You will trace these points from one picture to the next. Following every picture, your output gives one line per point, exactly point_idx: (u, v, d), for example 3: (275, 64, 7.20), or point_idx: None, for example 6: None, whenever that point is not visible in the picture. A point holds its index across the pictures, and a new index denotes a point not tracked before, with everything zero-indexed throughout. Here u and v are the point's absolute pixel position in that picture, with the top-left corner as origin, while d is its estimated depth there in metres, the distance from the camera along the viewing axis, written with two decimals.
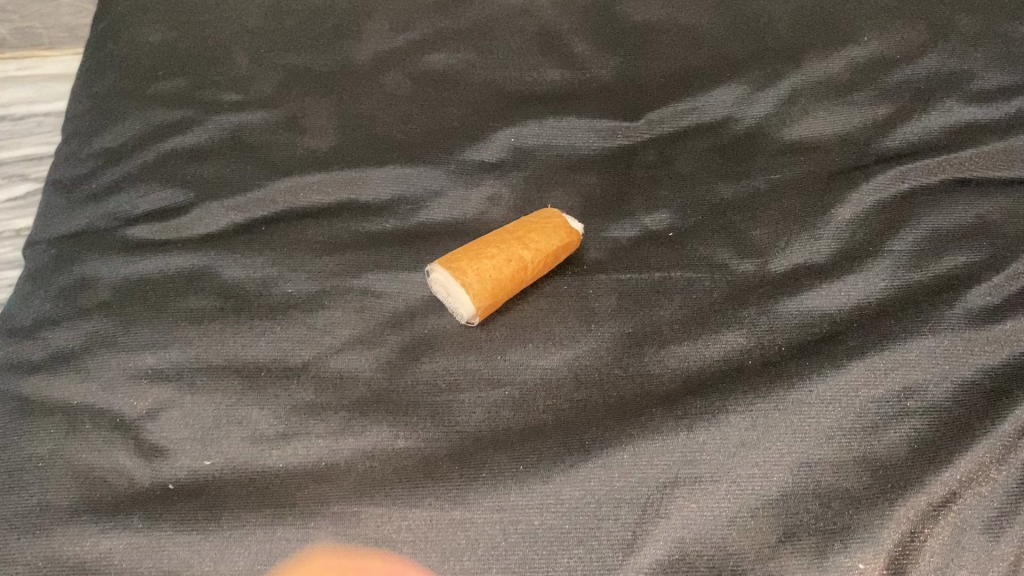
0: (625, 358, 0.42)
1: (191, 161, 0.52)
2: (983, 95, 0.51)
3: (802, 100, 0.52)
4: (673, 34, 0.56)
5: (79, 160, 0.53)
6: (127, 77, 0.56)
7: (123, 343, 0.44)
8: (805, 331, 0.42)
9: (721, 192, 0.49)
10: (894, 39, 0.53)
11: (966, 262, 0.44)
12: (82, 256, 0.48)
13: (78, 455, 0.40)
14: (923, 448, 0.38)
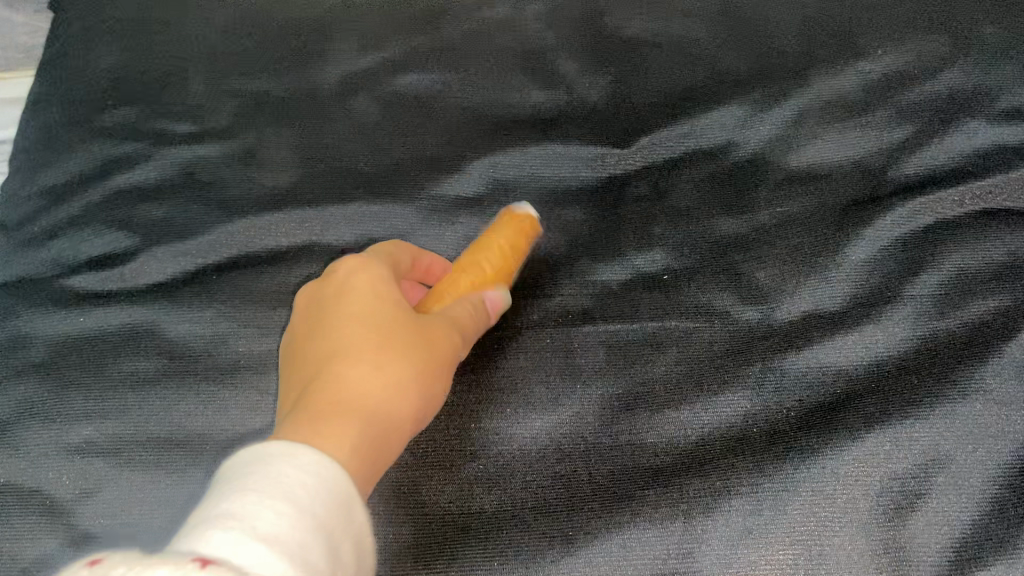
0: (615, 425, 0.37)
1: (139, 200, 0.47)
2: (1011, 114, 0.46)
3: (810, 122, 0.47)
4: (667, 48, 0.51)
5: (18, 197, 0.49)
6: (73, 106, 0.51)
7: (55, 412, 0.40)
8: (817, 391, 0.38)
9: (722, 227, 0.44)
10: (910, 51, 0.48)
11: (1000, 307, 0.39)
12: (15, 308, 0.44)
13: (1, 544, 0.36)
14: (955, 536, 0.33)
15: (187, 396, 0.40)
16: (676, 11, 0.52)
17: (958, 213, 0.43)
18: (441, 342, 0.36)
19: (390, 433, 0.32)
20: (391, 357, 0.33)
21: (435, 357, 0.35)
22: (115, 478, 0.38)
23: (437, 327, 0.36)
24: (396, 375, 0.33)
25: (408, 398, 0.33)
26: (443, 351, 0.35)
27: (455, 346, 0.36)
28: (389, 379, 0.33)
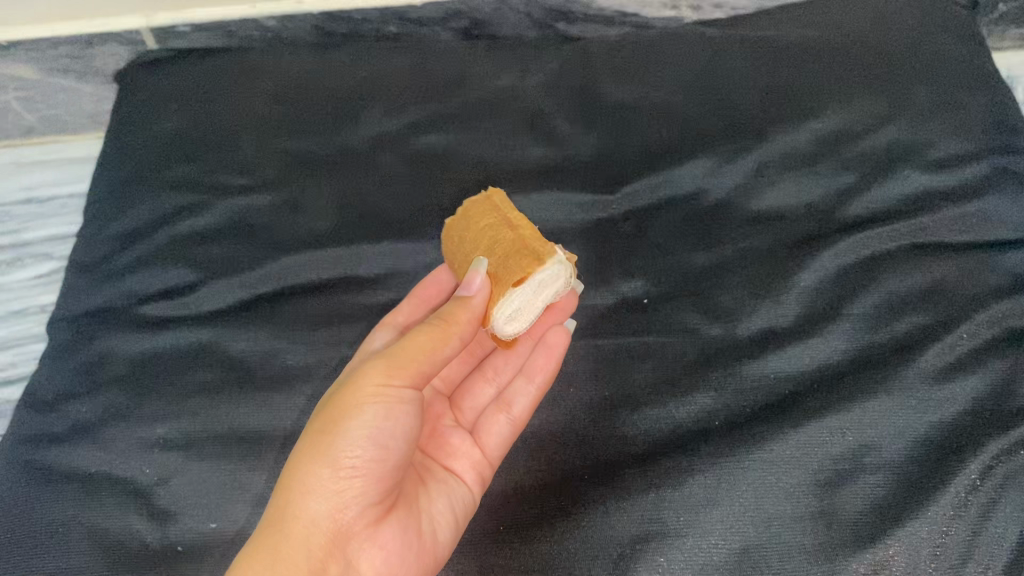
0: (601, 421, 0.45)
1: (201, 242, 0.56)
2: (939, 163, 0.54)
3: (768, 171, 0.55)
4: (649, 110, 0.59)
5: (99, 242, 0.58)
6: (145, 166, 0.61)
7: (136, 415, 0.48)
8: (769, 391, 0.45)
9: (693, 260, 0.52)
10: (855, 112, 0.57)
11: (923, 323, 0.47)
12: (101, 332, 0.52)
13: (96, 520, 0.45)
14: (878, 504, 0.41)
15: (243, 399, 0.48)
16: (657, 78, 0.61)
17: (892, 245, 0.51)
18: (359, 400, 0.39)
19: (315, 514, 0.38)
20: (310, 442, 0.39)
21: (343, 424, 0.39)
22: (186, 467, 0.46)
23: (355, 385, 0.39)
24: (305, 464, 0.38)
25: (326, 477, 0.38)
26: (351, 411, 0.39)
27: (373, 394, 0.39)
28: (308, 462, 0.38)
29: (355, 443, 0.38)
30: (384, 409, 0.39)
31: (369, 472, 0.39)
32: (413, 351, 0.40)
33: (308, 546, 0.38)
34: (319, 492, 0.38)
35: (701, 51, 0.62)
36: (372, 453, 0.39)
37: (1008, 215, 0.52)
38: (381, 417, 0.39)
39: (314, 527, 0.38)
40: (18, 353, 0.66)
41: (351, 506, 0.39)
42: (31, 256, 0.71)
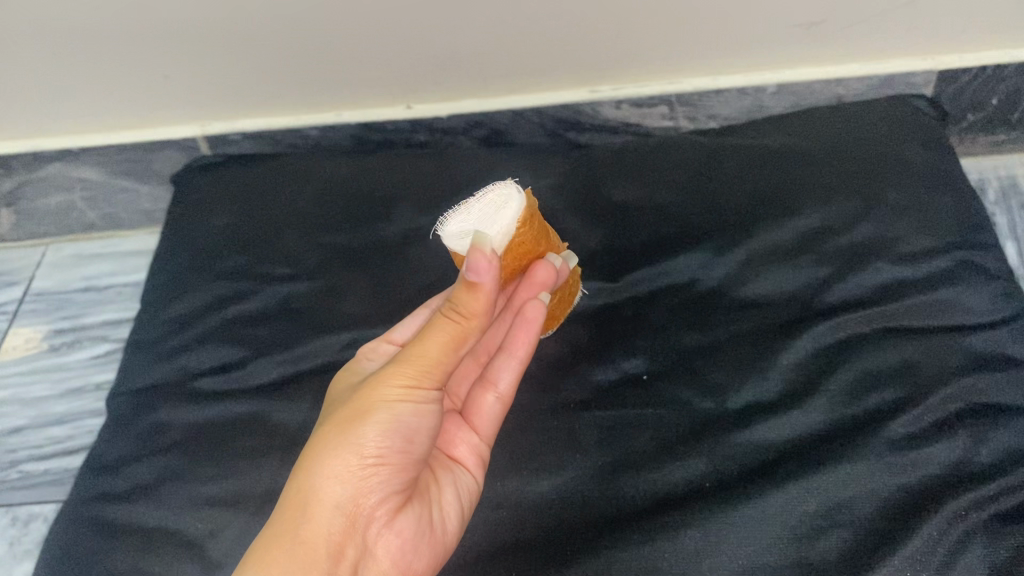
0: (604, 483, 0.51)
1: (249, 323, 0.63)
2: (910, 256, 0.60)
3: (755, 263, 0.62)
4: (649, 209, 0.67)
5: (157, 324, 0.65)
6: (199, 257, 0.68)
7: (190, 476, 0.54)
8: (754, 456, 0.51)
9: (688, 341, 0.58)
10: (832, 210, 0.64)
11: (893, 397, 0.53)
12: (159, 403, 0.59)
13: (154, 568, 0.50)
14: (850, 556, 0.46)
15: (286, 462, 0.54)
16: (657, 180, 0.68)
17: (866, 327, 0.57)
18: (387, 394, 0.44)
19: (340, 500, 0.43)
20: (332, 433, 0.44)
21: (367, 416, 0.44)
22: (233, 521, 0.51)
23: (383, 381, 0.44)
24: (328, 454, 0.44)
25: (352, 465, 0.44)
26: (376, 405, 0.44)
27: (400, 393, 0.44)
28: (332, 450, 0.44)
29: (380, 432, 0.44)
30: (409, 405, 0.45)
31: (387, 462, 0.44)
32: (433, 353, 0.44)
33: (330, 531, 0.43)
34: (339, 480, 0.44)
35: (696, 156, 0.69)
36: (393, 443, 0.45)
37: (972, 303, 0.57)
38: (405, 411, 0.45)
39: (337, 511, 0.43)
40: (74, 426, 0.73)
41: (373, 493, 0.44)
42: (92, 338, 0.79)
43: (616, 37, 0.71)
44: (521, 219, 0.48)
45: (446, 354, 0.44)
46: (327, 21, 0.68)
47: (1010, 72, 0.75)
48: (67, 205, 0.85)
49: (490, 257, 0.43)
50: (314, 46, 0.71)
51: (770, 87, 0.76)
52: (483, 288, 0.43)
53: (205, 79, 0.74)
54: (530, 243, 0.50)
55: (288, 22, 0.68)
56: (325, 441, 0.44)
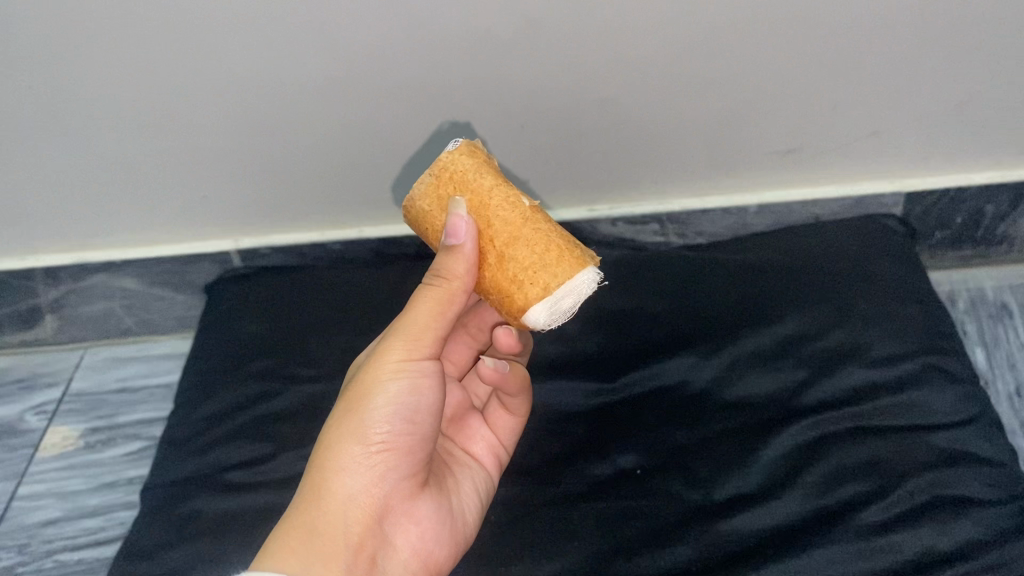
0: (601, 568, 0.56)
1: (276, 421, 0.69)
2: (879, 360, 0.66)
3: (738, 366, 0.68)
4: (642, 317, 0.73)
5: (191, 421, 0.70)
6: (230, 359, 0.74)
7: (221, 561, 0.59)
8: (738, 544, 0.56)
9: (677, 437, 0.63)
10: (808, 318, 0.70)
11: (862, 489, 0.58)
12: (193, 494, 0.64)
13: None
14: None
15: None
16: (649, 291, 0.75)
17: (839, 426, 0.62)
18: (384, 375, 0.47)
19: (353, 489, 0.47)
20: (340, 422, 0.48)
21: (369, 399, 0.47)
22: None
23: (381, 363, 0.48)
24: (339, 444, 0.47)
25: (360, 453, 0.47)
26: (375, 388, 0.47)
27: (394, 370, 0.47)
28: (341, 440, 0.47)
29: (382, 416, 0.47)
30: (406, 382, 0.48)
31: (395, 445, 0.48)
32: (421, 322, 0.47)
33: (347, 518, 0.46)
34: (353, 469, 0.47)
35: (685, 269, 0.76)
36: (396, 427, 0.48)
37: (936, 404, 0.63)
38: (402, 389, 0.48)
39: (352, 500, 0.47)
40: (106, 518, 0.78)
41: (386, 481, 0.48)
42: (125, 436, 0.85)
43: (614, 162, 0.80)
44: (459, 154, 0.48)
45: (434, 321, 0.47)
46: (356, 149, 0.76)
47: (969, 195, 0.84)
48: (107, 312, 0.91)
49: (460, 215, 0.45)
50: (343, 169, 0.79)
51: (752, 207, 0.84)
52: (462, 250, 0.45)
53: (242, 199, 0.82)
54: (474, 181, 0.47)
55: (321, 150, 0.76)
56: (333, 430, 0.48)
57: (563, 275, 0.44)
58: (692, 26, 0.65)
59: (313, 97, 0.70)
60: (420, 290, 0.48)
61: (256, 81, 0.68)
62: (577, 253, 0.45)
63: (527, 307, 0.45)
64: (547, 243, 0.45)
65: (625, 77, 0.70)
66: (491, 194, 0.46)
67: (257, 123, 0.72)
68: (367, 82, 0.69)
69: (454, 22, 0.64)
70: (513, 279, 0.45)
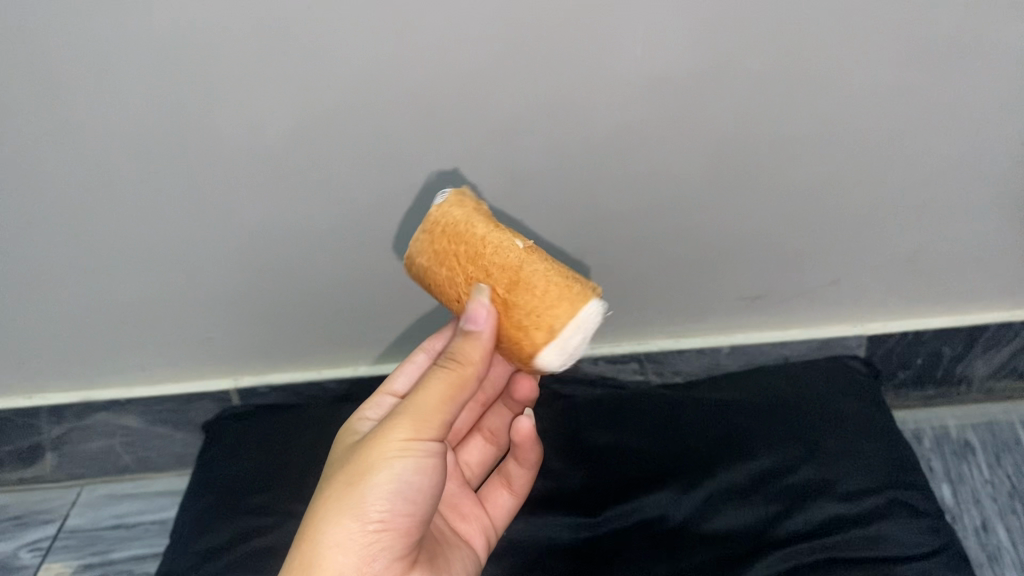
0: None
1: (270, 556, 0.71)
2: (848, 494, 0.70)
3: (714, 500, 0.71)
4: (622, 453, 0.77)
5: (186, 555, 0.73)
6: (226, 494, 0.77)
7: None
8: None
9: (657, 570, 0.66)
10: (779, 453, 0.74)
11: None
12: None
13: None
14: None
15: None
16: (629, 428, 0.79)
17: (812, 558, 0.65)
18: (386, 454, 0.51)
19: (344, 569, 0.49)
20: (340, 499, 0.51)
21: (372, 475, 0.50)
22: None
23: (385, 441, 0.51)
24: (334, 520, 0.50)
25: (355, 530, 0.50)
26: (380, 466, 0.51)
27: (401, 448, 0.51)
28: (339, 518, 0.50)
29: (384, 498, 0.51)
30: (410, 462, 0.51)
31: (388, 527, 0.51)
32: (434, 404, 0.51)
33: None
34: (343, 545, 0.50)
35: (663, 406, 0.81)
36: (395, 509, 0.51)
37: (903, 538, 0.66)
38: (406, 469, 0.51)
39: None
40: None
41: (376, 561, 0.51)
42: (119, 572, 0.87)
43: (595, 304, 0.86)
44: (450, 207, 0.52)
45: (444, 403, 0.51)
46: (357, 294, 0.82)
47: (926, 338, 0.90)
48: (107, 449, 0.94)
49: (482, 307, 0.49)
50: (344, 312, 0.85)
51: (724, 348, 0.91)
52: (478, 338, 0.50)
53: (246, 339, 0.87)
54: (469, 234, 0.50)
55: (324, 293, 0.82)
56: (330, 500, 0.51)
57: (571, 314, 0.48)
58: (667, 184, 0.73)
59: (321, 247, 0.76)
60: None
61: (270, 232, 0.74)
62: (576, 289, 0.49)
63: (540, 355, 0.49)
64: (554, 284, 0.49)
65: (605, 232, 0.77)
66: (486, 244, 0.49)
67: (265, 270, 0.78)
68: (372, 234, 0.75)
69: (452, 182, 0.71)
70: (525, 333, 0.49)
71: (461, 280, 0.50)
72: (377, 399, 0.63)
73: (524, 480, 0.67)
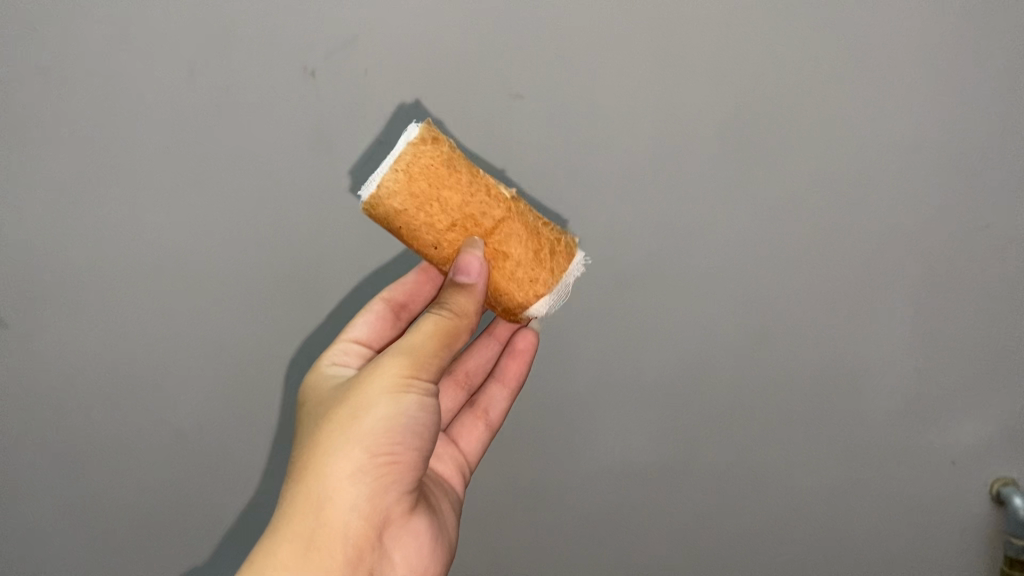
0: None
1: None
2: None
3: None
4: None
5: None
6: None
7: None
8: None
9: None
10: None
11: None
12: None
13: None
14: None
15: None
16: None
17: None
18: (383, 396, 0.55)
19: (355, 500, 0.53)
20: (345, 433, 0.54)
21: (373, 408, 0.54)
22: None
23: (386, 376, 0.55)
24: (342, 451, 0.54)
25: (365, 462, 0.53)
26: (385, 400, 0.54)
27: (402, 385, 0.55)
28: (345, 450, 0.54)
29: (390, 435, 0.54)
30: (415, 396, 0.55)
31: (397, 458, 0.54)
32: (427, 346, 0.56)
33: (346, 533, 0.53)
34: (354, 485, 0.53)
35: None
36: (402, 441, 0.54)
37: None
38: (412, 404, 0.55)
39: (350, 519, 0.53)
40: None
41: (389, 496, 0.55)
42: None
43: None
44: (417, 146, 0.55)
45: (437, 349, 0.56)
46: None
47: None
48: None
49: (477, 260, 0.56)
50: None
51: None
52: (473, 286, 0.56)
53: None
54: (456, 185, 0.55)
55: None
56: (331, 436, 0.55)
57: (558, 270, 0.58)
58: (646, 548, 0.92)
59: None
60: (433, 321, 0.57)
61: None
62: (556, 239, 0.58)
63: (533, 304, 0.59)
64: (539, 240, 0.58)
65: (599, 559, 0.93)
66: (471, 193, 0.56)
67: None
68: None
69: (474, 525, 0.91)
70: (519, 283, 0.58)
71: (443, 226, 0.56)
72: (340, 345, 0.68)
73: (499, 409, 0.77)
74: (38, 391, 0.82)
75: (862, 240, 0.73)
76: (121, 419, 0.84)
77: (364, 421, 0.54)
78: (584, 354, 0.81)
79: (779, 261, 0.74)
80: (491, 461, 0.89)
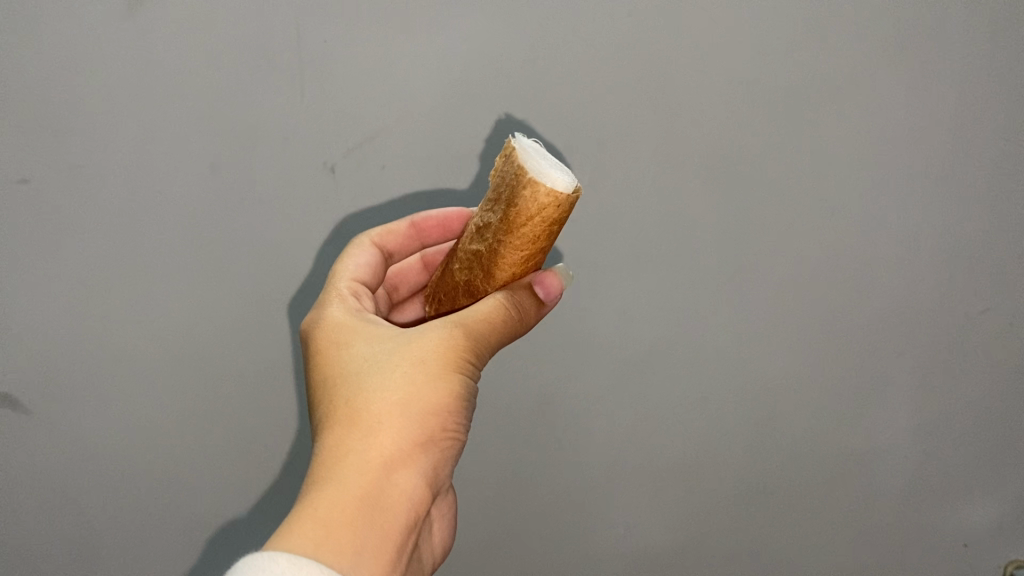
0: None
1: None
2: None
3: None
4: None
5: None
6: None
7: None
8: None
9: None
10: None
11: None
12: None
13: None
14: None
15: None
16: None
17: None
18: (451, 367, 0.51)
19: (418, 469, 0.49)
20: (410, 393, 0.49)
21: (437, 380, 0.50)
22: None
23: (450, 346, 0.52)
24: (410, 416, 0.49)
25: (432, 430, 0.50)
26: (452, 370, 0.51)
27: (466, 360, 0.52)
28: (409, 412, 0.49)
29: (455, 409, 0.51)
30: (473, 376, 0.53)
31: (450, 436, 0.51)
32: (491, 328, 0.54)
33: (409, 502, 0.48)
34: (417, 458, 0.49)
35: None
36: (460, 416, 0.52)
37: None
38: (471, 383, 0.52)
39: (413, 490, 0.48)
40: None
41: (439, 476, 0.51)
42: None
43: None
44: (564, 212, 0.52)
45: (498, 333, 0.54)
46: None
47: None
48: None
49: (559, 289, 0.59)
50: None
51: None
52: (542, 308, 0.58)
53: None
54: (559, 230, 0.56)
55: None
56: (388, 398, 0.49)
57: None
58: None
59: None
60: (502, 309, 0.55)
61: None
62: None
63: None
64: None
65: None
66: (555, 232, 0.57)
67: None
68: None
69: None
70: None
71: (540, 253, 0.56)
72: (347, 281, 0.63)
73: None
74: (75, 497, 0.85)
75: (872, 338, 0.77)
76: (170, 505, 0.87)
77: (427, 390, 0.50)
78: (611, 452, 0.84)
79: (806, 346, 0.78)
80: (527, 570, 0.91)
